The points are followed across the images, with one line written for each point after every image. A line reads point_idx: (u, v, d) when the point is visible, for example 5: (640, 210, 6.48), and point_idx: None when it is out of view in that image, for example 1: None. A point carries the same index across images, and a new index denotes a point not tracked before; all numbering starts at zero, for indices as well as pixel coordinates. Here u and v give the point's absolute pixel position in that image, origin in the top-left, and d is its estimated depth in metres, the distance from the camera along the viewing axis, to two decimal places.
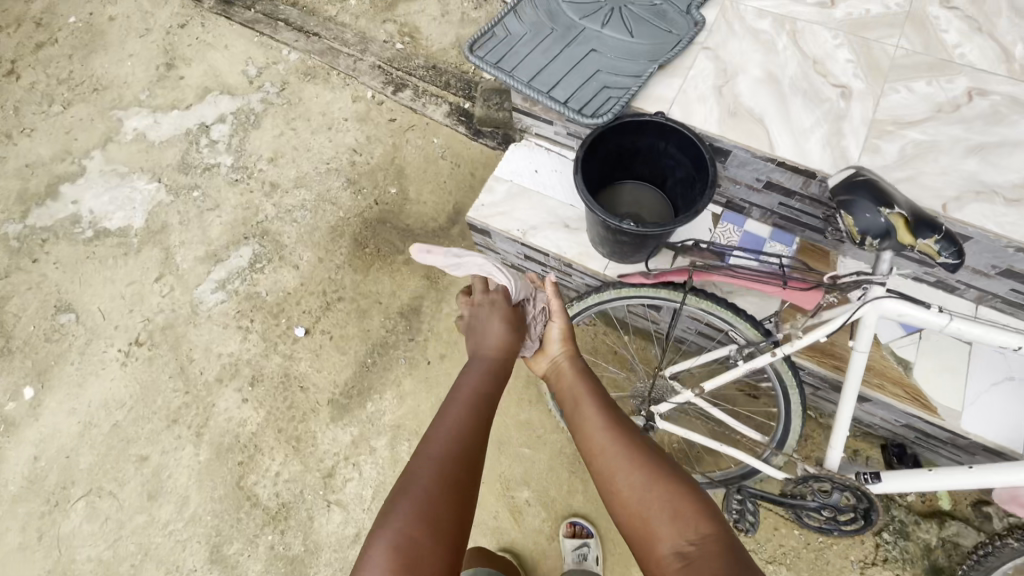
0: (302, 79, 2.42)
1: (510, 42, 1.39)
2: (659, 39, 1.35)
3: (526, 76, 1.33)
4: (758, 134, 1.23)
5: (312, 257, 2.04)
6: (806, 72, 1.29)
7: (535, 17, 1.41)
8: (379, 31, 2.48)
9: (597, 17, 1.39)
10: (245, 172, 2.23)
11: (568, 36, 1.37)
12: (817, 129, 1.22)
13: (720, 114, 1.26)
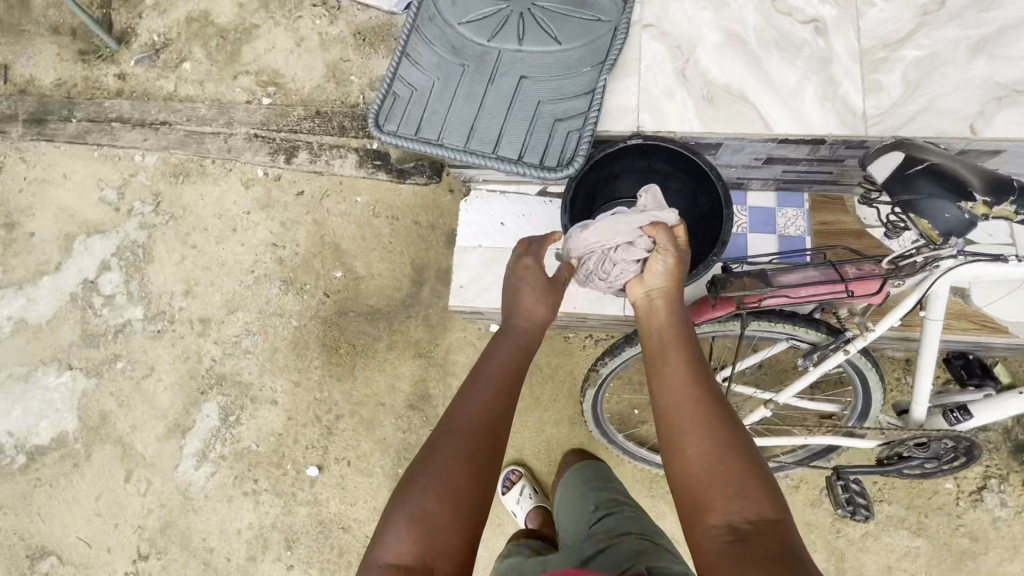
0: (174, 183, 2.02)
1: (420, 100, 1.12)
2: (591, 33, 1.10)
3: (459, 139, 1.08)
4: (746, 114, 1.04)
5: (286, 384, 1.79)
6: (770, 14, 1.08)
7: (436, 55, 1.14)
8: (236, 92, 2.08)
9: (510, 30, 1.12)
10: (165, 318, 1.90)
11: (487, 68, 1.11)
12: (805, 83, 1.05)
13: (693, 104, 1.05)
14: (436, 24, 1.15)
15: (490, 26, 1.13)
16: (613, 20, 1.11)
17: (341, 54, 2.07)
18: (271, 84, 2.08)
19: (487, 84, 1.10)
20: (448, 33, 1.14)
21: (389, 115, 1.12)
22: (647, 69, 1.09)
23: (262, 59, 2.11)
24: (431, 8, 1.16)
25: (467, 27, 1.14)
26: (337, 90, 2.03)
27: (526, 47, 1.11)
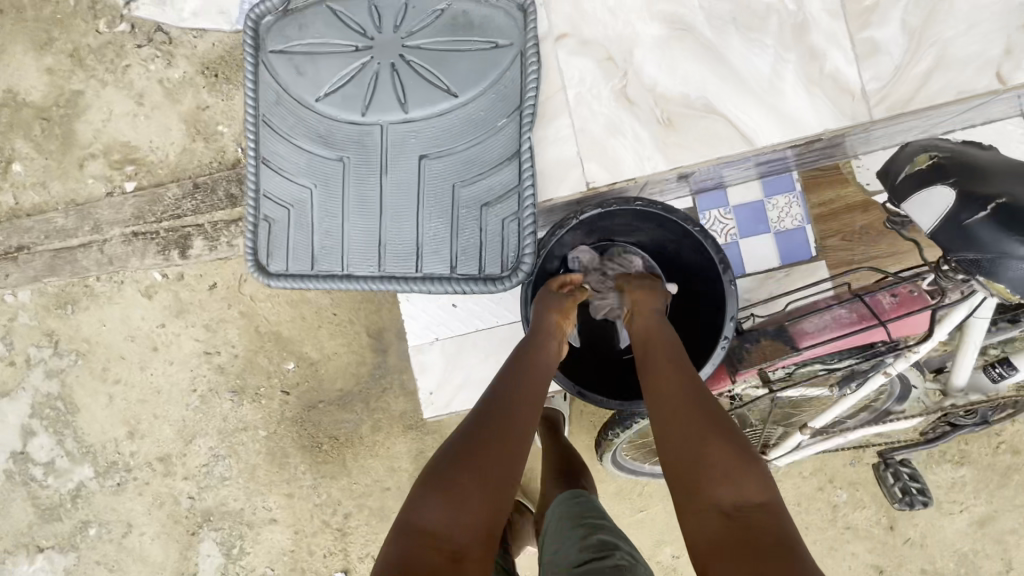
0: (63, 315, 1.70)
1: (295, 236, 1.13)
2: (473, 92, 1.10)
3: (347, 267, 1.13)
4: (714, 125, 1.21)
5: (280, 499, 1.63)
6: (642, 44, 1.21)
7: (293, 184, 1.13)
8: (90, 185, 1.70)
9: (360, 133, 1.12)
10: (120, 468, 1.68)
11: (345, 184, 1.12)
12: (710, 92, 1.21)
13: (653, 141, 1.22)
14: (282, 149, 1.13)
15: (337, 135, 1.12)
16: (493, 70, 1.10)
17: (197, 101, 1.67)
18: (127, 162, 1.69)
19: (349, 204, 1.12)
20: (299, 155, 1.13)
21: (270, 259, 1.15)
22: (582, 130, 1.23)
23: (103, 134, 1.70)
24: (272, 133, 1.13)
25: (315, 141, 1.12)
26: (209, 148, 1.66)
27: (381, 148, 1.12)
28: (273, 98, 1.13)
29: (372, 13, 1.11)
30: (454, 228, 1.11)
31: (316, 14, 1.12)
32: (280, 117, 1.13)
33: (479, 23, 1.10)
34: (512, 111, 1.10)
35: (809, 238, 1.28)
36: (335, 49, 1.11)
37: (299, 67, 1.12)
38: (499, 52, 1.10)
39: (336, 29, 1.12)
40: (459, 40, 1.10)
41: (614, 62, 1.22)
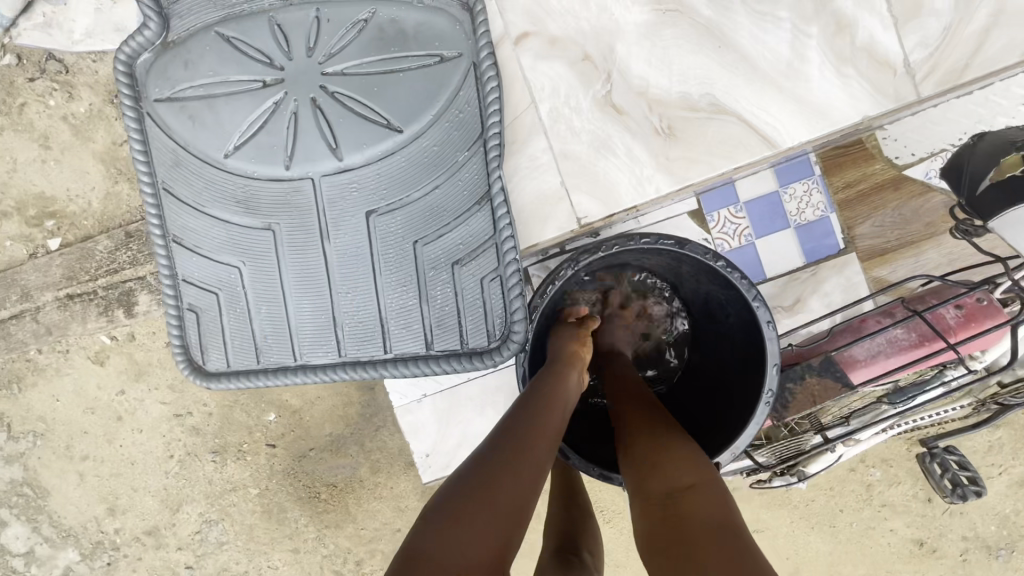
0: (9, 394, 1.53)
1: (228, 327, 0.95)
2: (420, 122, 0.91)
3: (299, 356, 0.95)
4: (728, 128, 1.11)
5: (284, 555, 1.53)
6: (626, 39, 1.10)
7: (213, 266, 0.94)
8: (9, 247, 1.50)
9: (285, 193, 0.92)
10: (107, 547, 1.56)
11: (275, 259, 0.93)
12: (716, 87, 1.11)
13: (650, 156, 1.11)
14: (192, 226, 0.93)
15: (256, 200, 0.93)
16: (440, 91, 0.91)
17: (112, 137, 1.47)
18: (45, 216, 1.49)
19: (286, 283, 0.94)
20: (214, 231, 0.93)
21: (204, 356, 0.97)
22: (565, 152, 1.11)
23: (12, 187, 1.49)
24: (178, 207, 0.93)
25: (230, 211, 0.93)
26: (137, 189, 1.47)
27: (312, 210, 0.92)
28: (169, 163, 0.93)
29: (276, 35, 0.90)
30: (423, 293, 0.93)
31: (205, 46, 0.91)
32: (184, 184, 0.93)
33: (414, 33, 0.91)
34: (473, 141, 0.91)
35: (834, 228, 1.17)
36: (236, 90, 0.91)
37: (195, 117, 0.91)
38: (445, 69, 0.91)
39: (233, 64, 0.90)
40: (393, 56, 0.91)
41: (594, 65, 1.10)
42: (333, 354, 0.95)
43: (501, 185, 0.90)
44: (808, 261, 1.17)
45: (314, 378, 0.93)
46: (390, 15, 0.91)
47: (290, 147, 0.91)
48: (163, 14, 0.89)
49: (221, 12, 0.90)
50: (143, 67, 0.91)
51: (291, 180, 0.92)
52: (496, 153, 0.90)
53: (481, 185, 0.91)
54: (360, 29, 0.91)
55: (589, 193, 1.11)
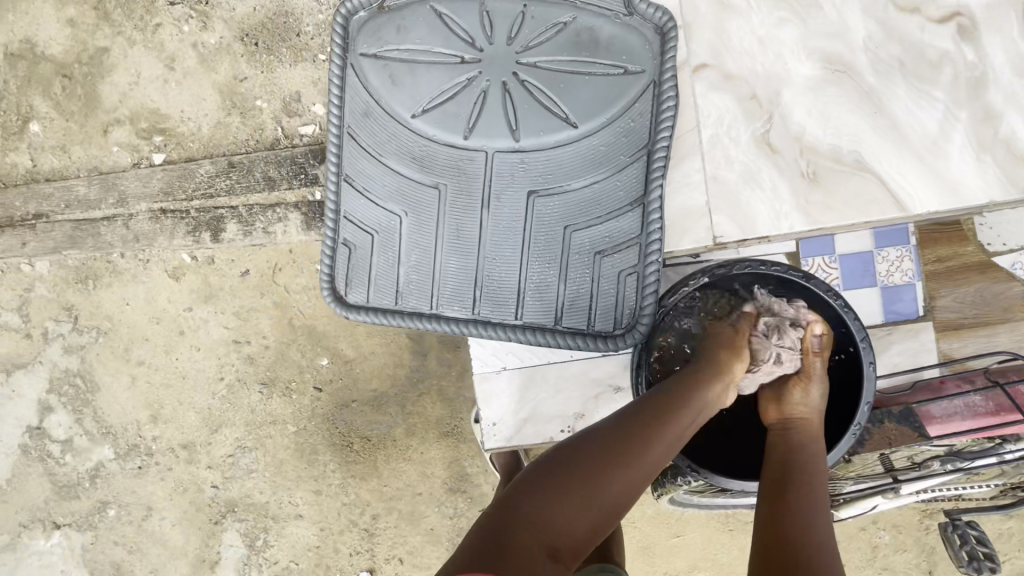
0: (84, 289, 1.60)
1: (375, 267, 1.03)
2: (595, 123, 0.98)
3: (434, 306, 1.02)
4: (867, 187, 1.03)
5: (306, 495, 1.59)
6: (793, 86, 1.04)
7: (376, 209, 1.01)
8: (116, 153, 1.58)
9: (459, 159, 1.00)
10: (141, 452, 1.63)
11: (436, 216, 1.01)
12: (866, 146, 1.03)
13: (793, 197, 1.04)
14: (366, 169, 1.01)
15: (430, 159, 1.00)
16: (620, 100, 0.97)
17: (234, 71, 1.54)
18: (155, 131, 1.57)
19: (439, 239, 1.01)
20: (386, 178, 1.00)
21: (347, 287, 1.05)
22: (715, 178, 1.06)
23: (131, 98, 1.57)
24: (358, 150, 1.02)
25: (406, 164, 1.00)
26: (245, 124, 1.54)
27: (480, 180, 1.00)
28: (359, 111, 1.01)
29: (483, 20, 0.99)
30: (562, 274, 0.99)
31: (418, 15, 1.00)
32: (368, 131, 1.01)
33: (608, 43, 0.98)
34: (641, 147, 0.97)
35: (918, 295, 1.10)
36: (436, 60, 0.99)
37: (395, 76, 1.00)
38: (627, 78, 0.98)
39: (439, 37, 1.00)
40: (584, 57, 0.98)
41: (759, 103, 1.05)
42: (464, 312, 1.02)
43: (660, 194, 0.96)
44: (887, 321, 1.11)
45: (446, 332, 1.00)
46: (590, 23, 0.98)
47: (471, 120, 0.99)
48: None
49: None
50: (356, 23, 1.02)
51: (466, 148, 1.00)
52: (663, 163, 0.96)
53: (636, 189, 0.97)
54: (560, 30, 0.98)
55: (727, 221, 1.05)
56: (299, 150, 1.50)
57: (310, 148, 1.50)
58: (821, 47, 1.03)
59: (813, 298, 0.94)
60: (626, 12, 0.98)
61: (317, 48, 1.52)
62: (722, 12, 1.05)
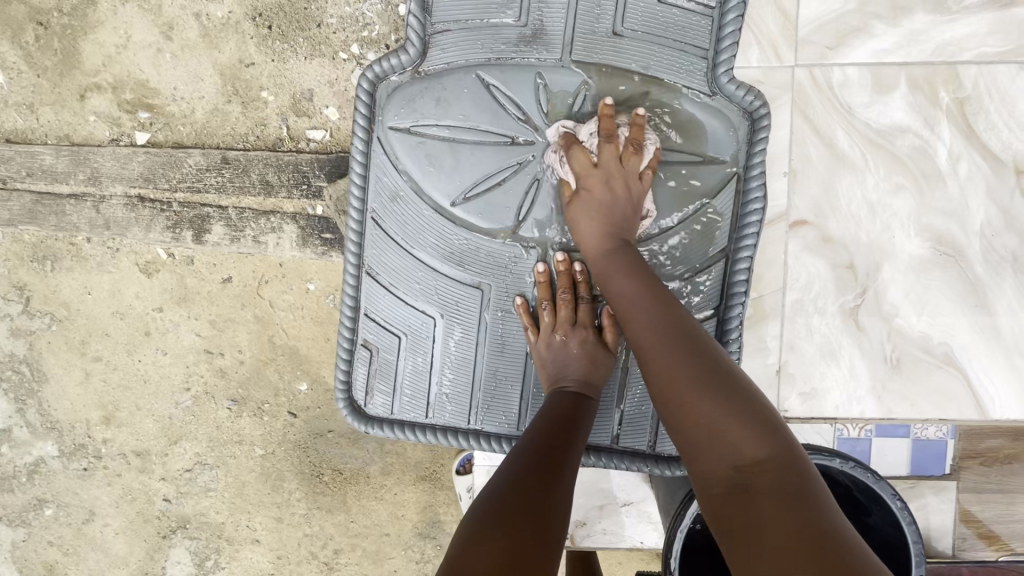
0: (39, 270, 1.44)
1: (404, 373, 1.06)
2: (659, 223, 0.99)
3: (472, 422, 1.06)
4: (950, 383, 1.04)
5: (267, 521, 1.50)
6: (894, 263, 1.03)
7: (408, 312, 1.04)
8: (93, 123, 1.39)
9: (504, 255, 1.02)
10: (88, 453, 1.50)
11: (473, 316, 1.03)
12: (957, 342, 1.04)
13: (871, 381, 1.06)
14: (393, 266, 1.03)
15: (471, 257, 1.01)
16: (695, 193, 0.98)
17: (240, 53, 1.36)
18: (141, 106, 1.39)
19: (479, 341, 1.03)
20: (414, 274, 1.02)
21: (367, 399, 1.08)
22: (793, 347, 1.07)
23: (115, 64, 1.38)
24: (385, 242, 1.03)
25: (438, 259, 1.02)
26: (246, 116, 1.37)
27: (528, 275, 1.02)
28: (386, 197, 1.02)
29: (538, 92, 0.98)
30: (623, 389, 1.02)
31: (463, 88, 0.99)
32: (395, 221, 1.02)
33: (684, 127, 0.98)
34: (722, 257, 0.99)
35: (948, 454, 1.09)
36: (484, 140, 0.99)
37: (435, 160, 1.00)
38: (706, 170, 0.98)
39: (488, 113, 0.99)
40: (661, 148, 0.98)
41: (855, 275, 1.04)
42: (502, 424, 1.05)
43: (740, 311, 0.99)
44: (913, 474, 1.10)
45: (471, 445, 1.05)
46: (661, 101, 0.97)
47: (523, 209, 1.00)
48: (423, 43, 1.00)
49: (488, 58, 0.98)
50: (386, 93, 1.02)
51: (513, 242, 1.01)
52: (743, 278, 0.99)
53: (711, 303, 1.00)
54: (630, 107, 0.97)
55: (798, 395, 1.07)
56: (304, 157, 1.34)
57: (316, 158, 1.34)
58: (935, 226, 1.02)
59: (868, 490, 0.89)
60: (708, 91, 0.97)
61: (339, 44, 1.33)
62: (836, 166, 1.04)
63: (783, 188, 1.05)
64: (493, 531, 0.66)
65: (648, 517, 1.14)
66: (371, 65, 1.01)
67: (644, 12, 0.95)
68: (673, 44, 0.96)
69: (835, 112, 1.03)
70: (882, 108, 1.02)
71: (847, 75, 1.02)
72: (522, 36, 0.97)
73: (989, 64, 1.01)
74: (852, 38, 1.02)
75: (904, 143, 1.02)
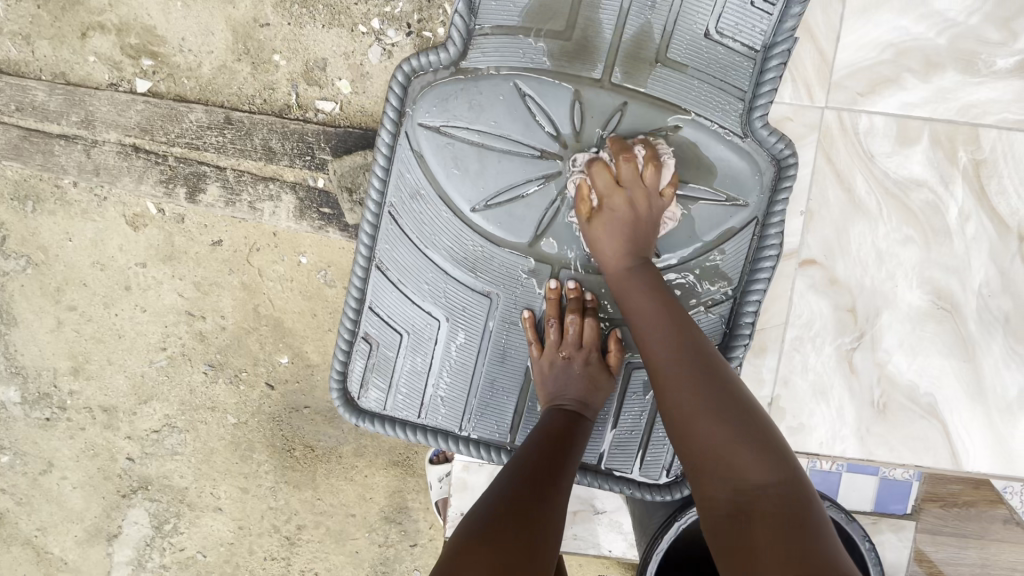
0: (20, 210, 1.38)
1: (402, 371, 1.05)
2: (676, 256, 0.99)
3: (463, 428, 1.06)
4: (929, 433, 1.09)
5: (231, 490, 1.48)
6: (894, 312, 1.06)
7: (412, 311, 1.02)
8: (91, 65, 1.34)
9: (518, 267, 1.00)
10: (52, 403, 1.45)
11: (478, 323, 1.02)
12: (942, 394, 1.08)
13: (855, 422, 1.09)
14: (403, 263, 1.02)
15: (484, 264, 1.00)
16: (713, 230, 0.98)
17: (255, 12, 1.31)
18: (145, 53, 1.33)
19: (482, 350, 1.03)
20: (424, 273, 1.01)
21: (361, 393, 1.08)
22: (786, 382, 1.10)
23: (122, 5, 1.32)
24: (400, 239, 1.01)
25: (451, 263, 1.00)
26: (255, 78, 1.33)
27: (540, 289, 1.01)
28: (406, 194, 1.00)
29: (574, 110, 0.95)
30: (620, 407, 1.03)
31: (500, 95, 0.96)
32: (412, 219, 1.00)
33: (712, 164, 0.96)
34: (732, 296, 1.00)
35: (911, 494, 1.14)
36: (513, 150, 0.97)
37: (461, 163, 0.98)
38: (728, 210, 0.97)
39: (520, 124, 0.96)
40: (685, 182, 0.96)
41: (854, 318, 1.07)
42: (494, 433, 1.05)
43: (742, 352, 1.00)
44: (875, 510, 1.15)
45: (458, 449, 1.06)
46: (692, 136, 0.95)
47: (542, 225, 0.99)
48: (465, 44, 0.97)
49: (527, 68, 0.95)
50: (418, 85, 0.99)
51: (527, 256, 1.00)
52: (750, 320, 0.99)
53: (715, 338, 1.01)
54: (659, 137, 0.95)
55: (785, 428, 1.11)
56: (310, 127, 1.31)
57: (323, 129, 1.31)
58: (936, 279, 1.05)
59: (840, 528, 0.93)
60: (740, 132, 0.95)
61: (359, 16, 1.30)
62: (851, 212, 1.06)
63: (798, 227, 1.07)
64: (481, 542, 0.65)
65: (620, 526, 1.17)
66: (411, 58, 0.98)
67: (689, 44, 0.93)
68: (713, 80, 0.94)
69: (857, 159, 1.05)
70: (902, 161, 1.05)
71: (873, 123, 1.04)
72: (563, 50, 0.94)
73: (1008, 131, 1.03)
74: (884, 88, 1.03)
75: (918, 197, 1.05)
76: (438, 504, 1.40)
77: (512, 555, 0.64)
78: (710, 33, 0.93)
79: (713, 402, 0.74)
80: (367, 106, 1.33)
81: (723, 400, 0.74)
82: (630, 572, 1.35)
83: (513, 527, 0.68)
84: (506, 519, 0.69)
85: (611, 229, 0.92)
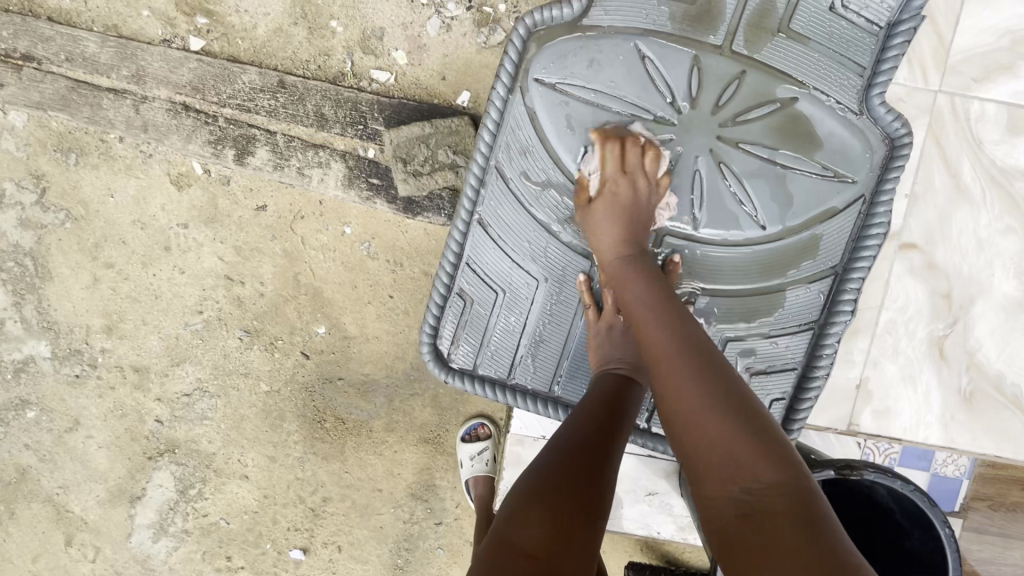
0: (61, 163, 1.36)
1: (495, 329, 1.04)
2: (780, 231, 0.96)
3: (553, 389, 1.06)
4: (1012, 424, 1.10)
5: (259, 458, 1.47)
6: (989, 299, 1.08)
7: (512, 269, 1.01)
8: (145, 20, 1.32)
9: None
10: (82, 360, 1.44)
11: (578, 286, 1.01)
12: None
13: (941, 409, 1.10)
14: (507, 220, 1.00)
15: None
16: (820, 206, 0.95)
17: None
18: (201, 11, 1.32)
19: (579, 311, 1.03)
20: (527, 232, 0.99)
21: (450, 350, 1.07)
22: (877, 364, 1.11)
23: None
24: (504, 196, 0.99)
25: (555, 222, 0.99)
26: (310, 43, 1.32)
27: None
28: (515, 150, 0.98)
29: (693, 75, 0.93)
30: None
31: (618, 54, 0.94)
32: (519, 176, 0.98)
33: (824, 139, 0.94)
34: (833, 272, 0.98)
35: (961, 492, 1.15)
36: (627, 112, 0.96)
37: (574, 122, 0.96)
38: (836, 187, 0.95)
39: (637, 86, 0.95)
40: (796, 156, 0.94)
41: (950, 304, 1.08)
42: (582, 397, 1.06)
43: (840, 329, 0.99)
44: None
45: (547, 411, 1.06)
46: (807, 110, 0.93)
47: None
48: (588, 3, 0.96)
49: (649, 29, 0.94)
50: (538, 38, 0.98)
51: None
52: (851, 298, 0.98)
53: (814, 314, 0.99)
54: (774, 109, 0.94)
55: (871, 411, 1.12)
56: (365, 96, 1.30)
57: (377, 99, 1.30)
58: None
59: (916, 514, 0.94)
60: (856, 109, 0.94)
61: None
62: (956, 197, 1.07)
63: (902, 210, 1.08)
64: (513, 536, 0.66)
65: (670, 509, 1.20)
66: (534, 10, 0.97)
67: (813, 15, 0.92)
68: (834, 54, 0.93)
69: (966, 145, 1.07)
70: (1009, 149, 1.06)
71: (984, 110, 1.06)
72: (686, 14, 0.93)
73: None
74: (997, 75, 1.05)
75: (1022, 186, 1.06)
76: (468, 482, 1.41)
77: (541, 549, 0.63)
78: (835, 6, 0.92)
79: (700, 386, 0.73)
80: (423, 78, 1.32)
81: (718, 386, 0.73)
82: (657, 559, 1.35)
83: (537, 515, 0.67)
84: (535, 509, 0.68)
85: (607, 221, 0.94)
